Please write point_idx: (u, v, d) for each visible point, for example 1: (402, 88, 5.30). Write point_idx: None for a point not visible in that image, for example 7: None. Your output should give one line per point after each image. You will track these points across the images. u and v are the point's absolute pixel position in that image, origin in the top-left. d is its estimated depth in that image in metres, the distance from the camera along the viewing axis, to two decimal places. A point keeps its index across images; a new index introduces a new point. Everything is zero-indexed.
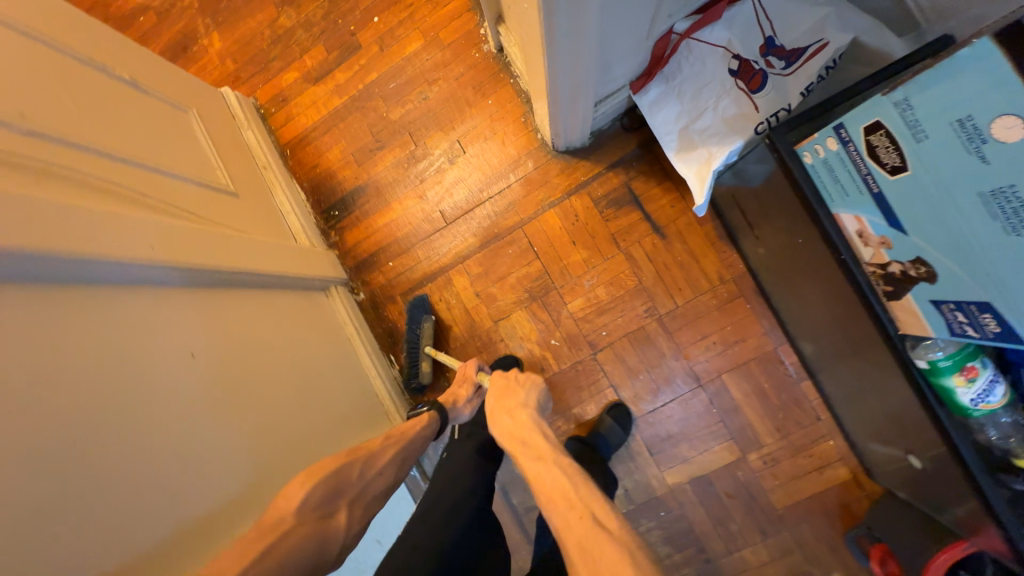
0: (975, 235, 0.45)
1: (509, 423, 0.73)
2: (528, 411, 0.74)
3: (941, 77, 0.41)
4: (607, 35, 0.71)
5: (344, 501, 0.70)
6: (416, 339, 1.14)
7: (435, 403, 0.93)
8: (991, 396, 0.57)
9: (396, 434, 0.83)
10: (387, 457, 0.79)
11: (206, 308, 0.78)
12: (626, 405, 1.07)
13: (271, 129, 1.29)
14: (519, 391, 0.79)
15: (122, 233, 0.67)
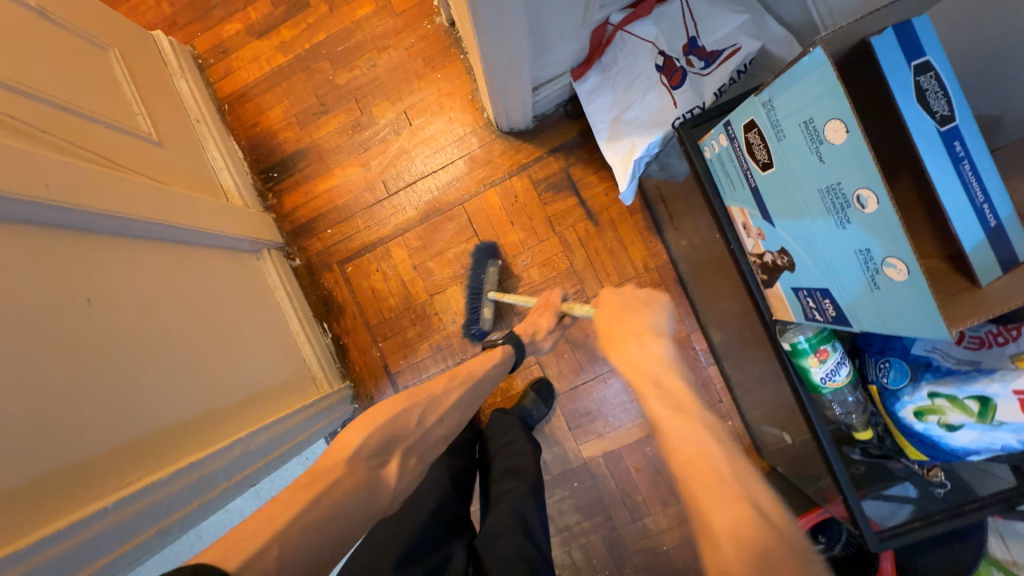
0: (817, 229, 0.50)
1: (639, 354, 0.72)
2: (663, 344, 0.73)
3: (792, 81, 0.46)
4: (537, 18, 0.73)
5: (399, 450, 0.69)
6: (480, 282, 1.11)
7: (513, 337, 0.91)
8: (837, 375, 0.65)
9: (463, 374, 0.81)
10: (453, 400, 0.77)
11: (116, 257, 0.76)
12: (549, 381, 1.12)
13: (208, 81, 1.23)
14: (643, 316, 0.78)
15: (16, 168, 0.64)
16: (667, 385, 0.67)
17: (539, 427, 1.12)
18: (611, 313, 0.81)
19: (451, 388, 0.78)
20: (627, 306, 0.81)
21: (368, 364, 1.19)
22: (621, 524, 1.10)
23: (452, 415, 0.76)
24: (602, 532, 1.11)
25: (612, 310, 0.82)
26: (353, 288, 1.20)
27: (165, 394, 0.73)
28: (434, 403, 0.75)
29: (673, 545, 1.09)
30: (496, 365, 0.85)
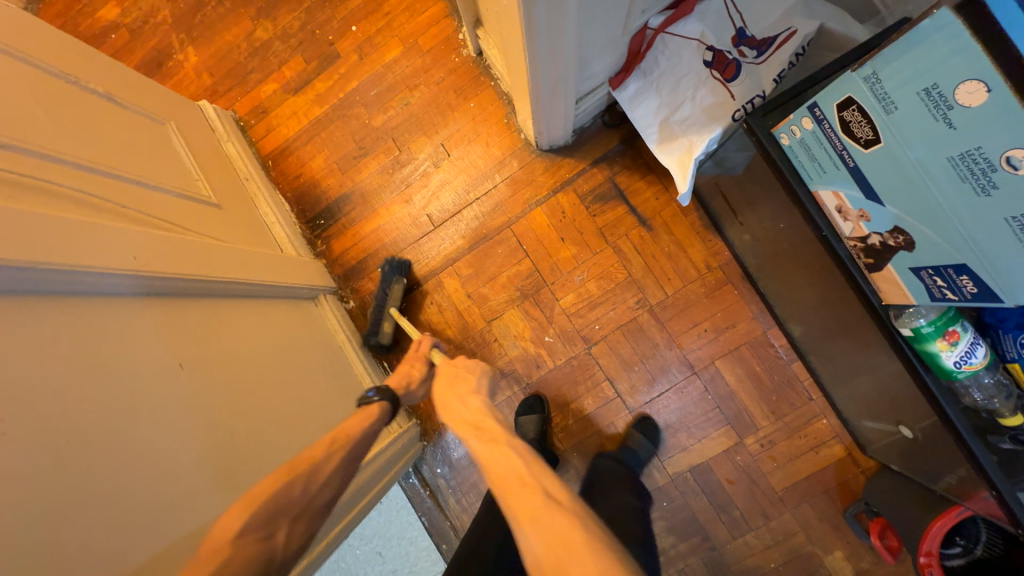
0: (946, 201, 0.47)
1: (460, 411, 0.68)
2: (481, 399, 0.69)
3: (908, 47, 0.43)
4: (585, 32, 0.72)
5: (286, 519, 0.58)
6: (383, 298, 1.13)
7: (388, 390, 0.79)
8: (973, 358, 0.59)
9: (342, 434, 0.70)
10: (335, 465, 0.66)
11: (195, 320, 0.77)
12: (652, 418, 1.06)
13: (251, 141, 1.28)
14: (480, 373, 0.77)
15: (109, 247, 0.66)
16: (483, 428, 0.62)
17: (648, 470, 1.06)
18: (442, 384, 0.74)
19: (331, 454, 0.66)
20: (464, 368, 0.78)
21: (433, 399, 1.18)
22: (720, 543, 1.03)
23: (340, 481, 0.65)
24: (702, 554, 1.04)
25: (446, 379, 0.75)
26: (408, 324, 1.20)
27: (254, 452, 0.73)
28: (313, 472, 0.63)
29: (781, 560, 1.01)
30: (373, 423, 0.74)
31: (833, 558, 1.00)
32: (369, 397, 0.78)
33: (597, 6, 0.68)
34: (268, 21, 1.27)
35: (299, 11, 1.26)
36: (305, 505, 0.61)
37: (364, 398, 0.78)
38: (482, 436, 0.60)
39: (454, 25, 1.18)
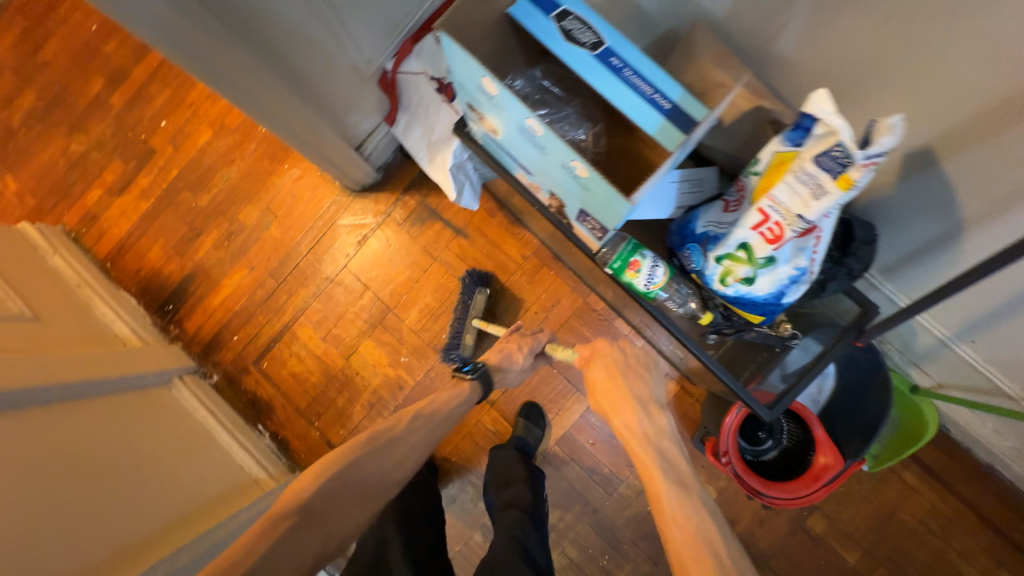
0: (541, 165, 0.60)
1: (645, 424, 0.70)
2: (660, 415, 0.73)
3: (452, 64, 0.56)
4: (301, 85, 0.84)
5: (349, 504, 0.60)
6: (465, 308, 1.14)
7: (483, 367, 0.84)
8: (655, 277, 0.71)
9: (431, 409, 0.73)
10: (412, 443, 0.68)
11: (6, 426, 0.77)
12: (535, 402, 1.14)
13: (87, 248, 1.31)
14: (646, 383, 0.77)
15: None
16: (669, 457, 0.65)
17: (543, 451, 1.12)
18: (616, 377, 0.78)
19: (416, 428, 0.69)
20: (634, 375, 0.77)
21: (312, 447, 1.19)
22: (600, 503, 1.10)
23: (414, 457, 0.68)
24: (587, 519, 1.10)
25: (614, 373, 0.78)
26: (275, 381, 1.23)
27: (83, 529, 0.74)
28: (390, 446, 0.66)
29: None
30: (461, 403, 0.78)
31: None
32: (464, 372, 0.83)
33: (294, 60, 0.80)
34: (81, 135, 1.33)
35: (109, 119, 1.32)
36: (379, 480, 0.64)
37: (462, 372, 0.84)
38: (668, 466, 0.64)
39: None
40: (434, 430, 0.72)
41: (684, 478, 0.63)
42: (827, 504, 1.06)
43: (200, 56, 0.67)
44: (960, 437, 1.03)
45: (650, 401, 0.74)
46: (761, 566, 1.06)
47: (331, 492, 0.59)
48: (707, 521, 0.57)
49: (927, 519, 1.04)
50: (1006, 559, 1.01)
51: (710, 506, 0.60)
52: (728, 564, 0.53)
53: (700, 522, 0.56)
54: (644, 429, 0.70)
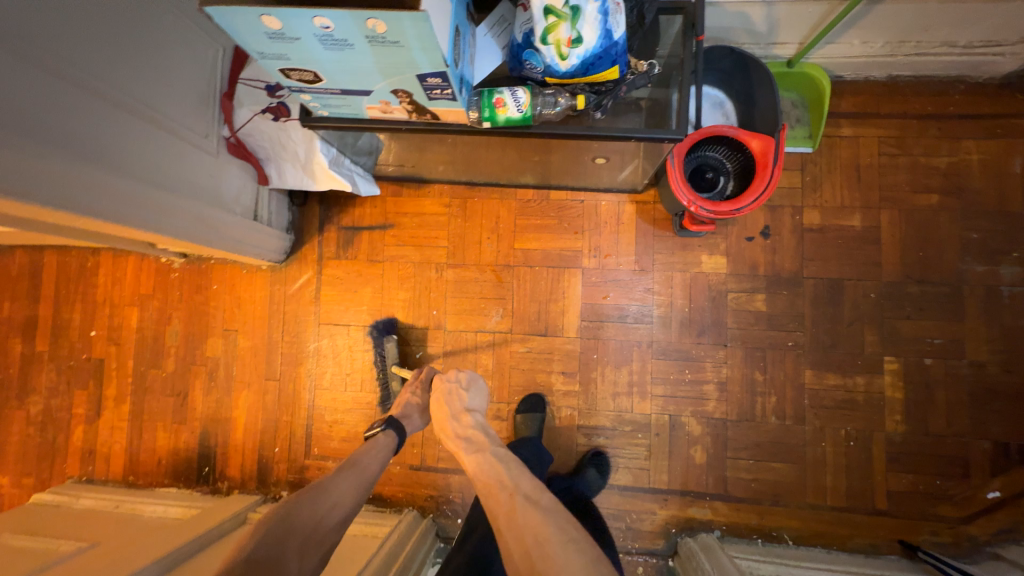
0: (365, 63, 0.65)
1: (458, 427, 0.91)
2: (473, 415, 0.93)
3: (234, 31, 0.61)
4: (161, 178, 0.90)
5: (296, 543, 0.70)
6: (382, 358, 1.21)
7: (388, 420, 0.98)
8: (520, 98, 0.78)
9: (346, 463, 0.87)
10: (340, 482, 0.82)
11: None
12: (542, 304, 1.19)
13: (105, 479, 1.30)
14: (462, 397, 0.96)
15: None
16: (473, 439, 0.88)
17: (580, 332, 1.17)
18: (442, 400, 0.95)
19: (341, 476, 0.84)
20: (453, 394, 0.96)
21: (403, 480, 1.20)
22: (649, 335, 1.15)
23: (344, 499, 0.80)
24: (648, 354, 1.15)
25: (439, 397, 0.97)
26: (332, 457, 1.24)
27: None
28: (324, 494, 0.79)
29: (686, 300, 1.15)
30: (380, 455, 0.91)
31: (706, 264, 1.15)
32: (375, 431, 0.97)
33: (137, 152, 0.84)
34: (32, 396, 1.33)
35: (46, 365, 1.34)
36: (318, 527, 0.74)
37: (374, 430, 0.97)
38: (471, 445, 0.87)
39: (152, 258, 1.32)
40: (358, 475, 0.85)
41: (483, 449, 0.86)
42: (809, 198, 1.14)
43: (62, 185, 0.72)
44: (853, 74, 1.13)
45: (462, 408, 0.94)
46: (801, 281, 1.12)
47: (270, 538, 0.69)
48: (495, 466, 0.81)
49: (883, 150, 1.13)
50: (957, 135, 1.11)
51: (501, 456, 0.84)
52: (507, 486, 0.77)
53: (487, 461, 0.83)
54: (456, 430, 0.91)
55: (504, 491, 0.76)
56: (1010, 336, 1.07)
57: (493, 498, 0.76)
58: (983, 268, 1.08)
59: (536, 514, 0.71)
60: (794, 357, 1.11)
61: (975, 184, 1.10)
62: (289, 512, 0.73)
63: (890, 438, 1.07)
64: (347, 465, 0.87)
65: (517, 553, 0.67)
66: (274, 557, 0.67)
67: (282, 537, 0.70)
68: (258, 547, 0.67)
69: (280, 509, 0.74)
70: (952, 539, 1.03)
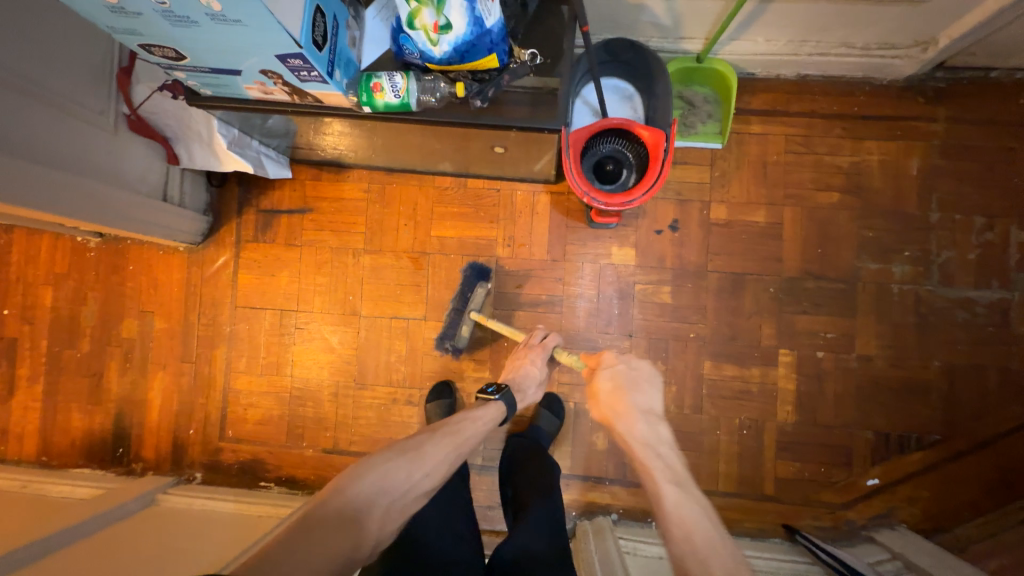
0: (218, 40, 0.65)
1: (643, 432, 0.75)
2: (656, 423, 0.77)
3: (76, 4, 0.61)
4: (40, 153, 0.88)
5: (380, 503, 0.65)
6: (465, 299, 1.15)
7: (502, 386, 0.90)
8: (398, 84, 0.78)
9: (460, 421, 0.80)
10: (440, 443, 0.74)
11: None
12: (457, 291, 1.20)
13: (17, 459, 1.29)
14: (642, 393, 0.82)
15: None
16: (668, 462, 0.70)
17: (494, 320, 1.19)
18: (616, 389, 0.81)
19: (444, 437, 0.75)
20: (632, 381, 0.84)
21: (316, 463, 1.22)
22: (560, 324, 1.17)
23: (439, 462, 0.72)
24: None
25: (615, 386, 0.82)
26: (248, 439, 1.24)
27: None
28: (420, 455, 0.71)
29: (596, 291, 1.17)
30: (492, 421, 0.83)
31: (615, 256, 1.17)
32: (489, 394, 0.89)
33: (10, 124, 0.82)
34: None
35: None
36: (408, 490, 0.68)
37: (486, 394, 0.89)
38: (665, 469, 0.69)
39: (67, 237, 1.30)
40: (460, 441, 0.76)
41: (683, 484, 0.67)
42: (716, 193, 1.16)
43: None
44: (765, 73, 1.15)
45: (644, 408, 0.79)
46: (705, 275, 1.15)
47: (358, 493, 0.64)
48: (706, 526, 0.61)
49: (789, 148, 1.16)
50: (860, 135, 1.15)
51: (704, 509, 0.64)
52: (730, 572, 0.56)
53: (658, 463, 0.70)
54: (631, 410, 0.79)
55: None
56: (898, 331, 1.12)
57: None
58: (876, 266, 1.13)
59: None
60: (695, 348, 1.14)
61: (874, 184, 1.14)
62: (384, 470, 0.67)
63: (781, 427, 1.12)
64: (450, 425, 0.78)
65: None
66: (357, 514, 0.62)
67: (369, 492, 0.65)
68: (352, 499, 0.63)
69: (375, 462, 0.68)
70: (832, 523, 1.08)
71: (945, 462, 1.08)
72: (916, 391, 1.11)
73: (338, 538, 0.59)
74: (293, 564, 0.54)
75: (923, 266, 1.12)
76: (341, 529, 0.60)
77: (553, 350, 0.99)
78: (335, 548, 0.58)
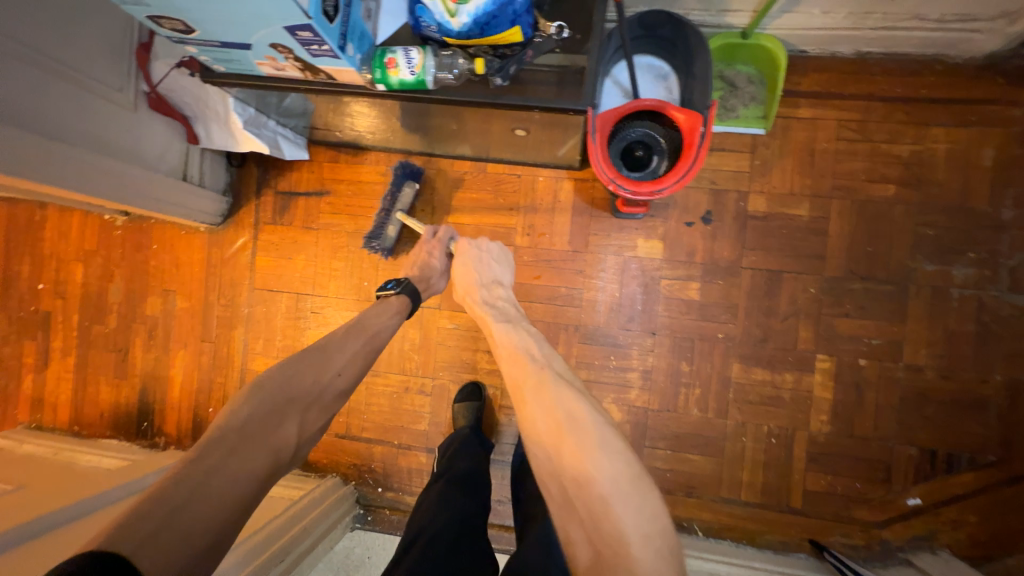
0: (225, 10, 0.62)
1: (485, 294, 0.91)
2: (500, 287, 0.93)
3: None
4: (60, 131, 0.88)
5: (292, 411, 0.69)
6: (394, 199, 1.14)
7: (403, 283, 0.95)
8: (413, 60, 0.73)
9: (352, 325, 0.85)
10: (341, 351, 0.80)
11: (17, 552, 0.80)
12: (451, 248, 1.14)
13: (52, 427, 1.35)
14: (490, 267, 0.95)
15: None
16: (502, 310, 0.87)
17: None
18: (469, 264, 0.95)
19: (337, 339, 0.81)
20: (481, 260, 0.96)
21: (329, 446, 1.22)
22: (578, 318, 1.12)
23: (346, 364, 0.79)
24: (576, 337, 1.12)
25: (466, 261, 0.95)
26: None
27: None
28: (319, 364, 0.76)
29: (618, 284, 1.11)
30: (395, 315, 0.90)
31: (641, 248, 1.10)
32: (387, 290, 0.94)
33: (27, 100, 0.81)
34: None
35: None
36: (318, 396, 0.73)
37: (386, 291, 0.94)
38: (500, 315, 0.86)
39: (95, 214, 1.32)
40: (361, 341, 0.83)
41: (513, 321, 0.84)
42: (755, 183, 1.07)
43: None
44: (819, 49, 1.04)
45: (490, 279, 0.94)
46: (738, 271, 1.07)
47: (258, 403, 0.66)
48: (527, 340, 0.79)
49: (841, 135, 1.05)
50: (925, 121, 1.03)
51: (530, 331, 0.81)
52: (540, 360, 0.75)
53: (521, 348, 0.77)
54: (483, 297, 0.90)
55: (535, 365, 0.74)
56: (955, 341, 1.01)
57: (519, 365, 0.74)
58: (934, 268, 1.02)
59: (567, 388, 0.69)
60: (723, 350, 1.07)
61: (937, 176, 1.02)
62: (284, 383, 0.70)
63: (813, 437, 1.04)
64: (347, 330, 0.83)
65: (551, 438, 0.64)
66: (269, 424, 0.65)
67: (277, 405, 0.68)
68: (258, 414, 0.65)
69: (269, 379, 0.70)
70: (865, 543, 1.01)
71: (998, 486, 0.99)
72: (970, 406, 1.01)
73: (256, 451, 0.62)
74: (215, 478, 0.56)
75: (989, 269, 1.01)
76: (256, 443, 0.63)
77: (450, 245, 1.02)
78: (251, 461, 0.61)
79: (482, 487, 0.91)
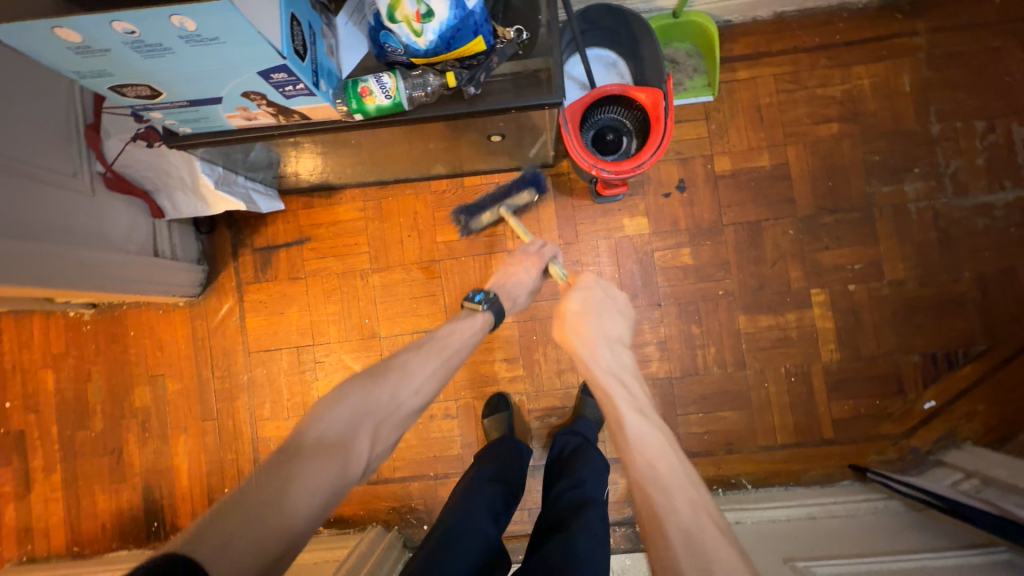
0: (194, 65, 0.61)
1: (608, 359, 0.78)
2: (620, 351, 0.81)
3: (37, 53, 0.57)
4: (22, 228, 0.82)
5: (364, 425, 0.67)
6: (507, 192, 1.10)
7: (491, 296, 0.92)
8: (386, 84, 0.74)
9: (429, 338, 0.83)
10: (415, 359, 0.77)
11: None
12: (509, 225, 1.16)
13: (47, 556, 1.22)
14: (610, 321, 0.84)
15: None
16: (632, 391, 0.74)
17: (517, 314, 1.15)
18: (583, 314, 0.83)
19: (414, 354, 0.78)
20: (604, 310, 0.84)
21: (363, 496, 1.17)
22: None
23: (423, 385, 0.76)
24: None
25: (578, 316, 0.83)
26: None
27: None
28: (401, 378, 0.74)
29: (615, 266, 1.14)
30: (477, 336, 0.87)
31: (628, 227, 1.14)
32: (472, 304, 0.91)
33: None
34: None
35: None
36: (391, 410, 0.71)
37: (474, 304, 0.90)
38: (631, 398, 0.73)
39: (59, 314, 1.23)
40: (436, 357, 0.79)
41: (642, 409, 0.72)
42: (717, 145, 1.14)
43: None
44: (741, 17, 1.14)
45: (608, 336, 0.82)
46: (722, 230, 1.13)
47: (337, 416, 0.65)
48: (666, 448, 0.66)
49: (780, 88, 1.14)
50: (847, 62, 1.13)
51: (664, 432, 0.69)
52: (682, 487, 0.62)
53: (657, 453, 0.65)
54: (603, 362, 0.78)
55: (673, 486, 0.62)
56: (924, 249, 1.10)
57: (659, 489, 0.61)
58: (889, 189, 1.11)
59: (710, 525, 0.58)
60: (726, 306, 1.12)
61: (870, 108, 1.13)
62: (362, 395, 0.69)
63: (827, 367, 1.10)
64: (428, 344, 0.81)
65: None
66: (344, 438, 0.64)
67: (354, 415, 0.66)
68: (331, 426, 0.64)
69: (346, 391, 0.69)
70: (898, 455, 1.06)
71: (995, 371, 1.07)
72: (952, 305, 1.09)
73: (324, 462, 0.60)
74: (274, 501, 0.54)
75: (934, 180, 1.11)
76: (327, 455, 0.61)
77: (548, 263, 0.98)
78: (320, 471, 0.59)
79: (511, 481, 0.91)
